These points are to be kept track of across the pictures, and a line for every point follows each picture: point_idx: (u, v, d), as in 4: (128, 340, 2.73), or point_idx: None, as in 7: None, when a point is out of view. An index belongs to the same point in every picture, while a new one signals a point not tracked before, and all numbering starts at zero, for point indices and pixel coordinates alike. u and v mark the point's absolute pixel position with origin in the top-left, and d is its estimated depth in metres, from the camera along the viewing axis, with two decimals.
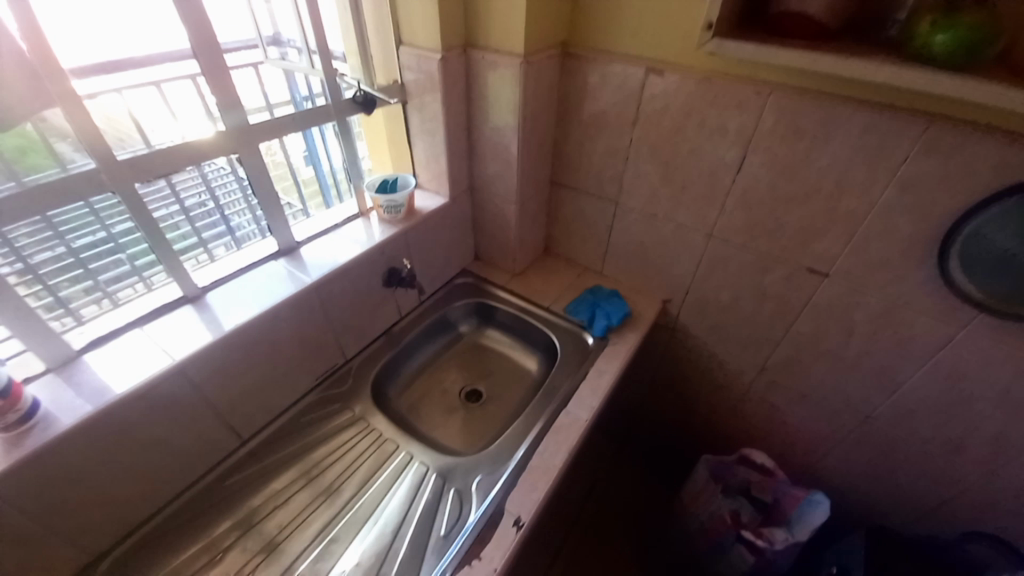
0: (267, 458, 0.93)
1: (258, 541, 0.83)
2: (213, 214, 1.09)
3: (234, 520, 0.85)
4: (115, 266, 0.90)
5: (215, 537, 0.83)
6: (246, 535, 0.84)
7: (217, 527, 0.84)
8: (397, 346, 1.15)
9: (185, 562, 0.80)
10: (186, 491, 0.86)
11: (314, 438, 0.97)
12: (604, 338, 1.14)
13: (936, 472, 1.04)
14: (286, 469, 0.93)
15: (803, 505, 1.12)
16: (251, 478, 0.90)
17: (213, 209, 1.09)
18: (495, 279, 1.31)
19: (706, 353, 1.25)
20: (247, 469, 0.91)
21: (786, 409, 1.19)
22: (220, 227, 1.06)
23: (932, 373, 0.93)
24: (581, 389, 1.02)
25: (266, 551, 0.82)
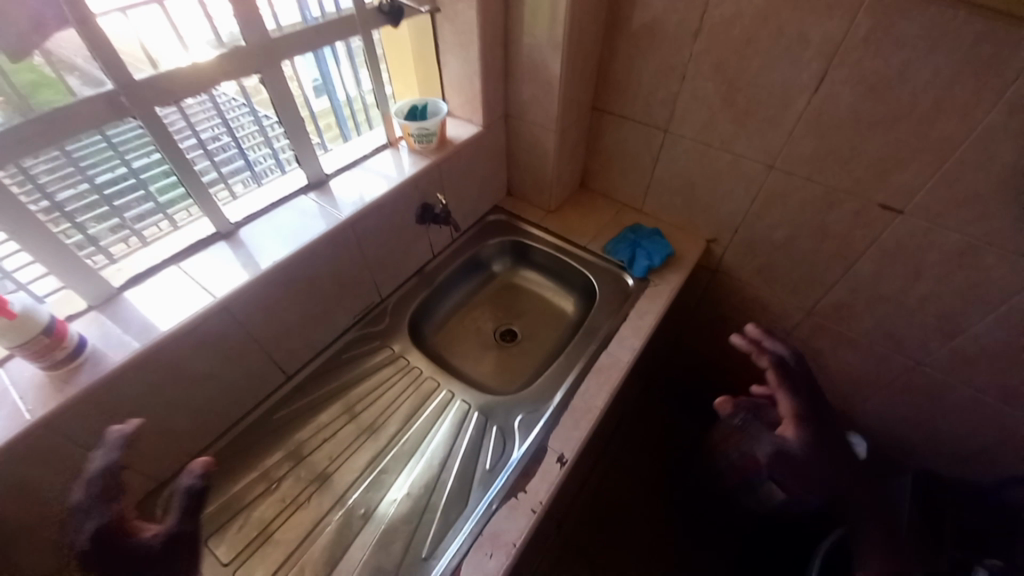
0: (312, 393, 0.95)
1: (311, 472, 0.86)
2: (230, 146, 0.86)
3: (285, 451, 0.88)
4: (140, 204, 0.78)
5: (269, 466, 0.86)
6: (298, 466, 0.87)
7: (271, 457, 0.87)
8: (432, 285, 1.12)
9: (243, 489, 0.83)
10: (236, 424, 0.88)
11: (355, 375, 0.98)
12: (644, 278, 1.10)
13: (986, 419, 1.01)
14: (330, 404, 0.94)
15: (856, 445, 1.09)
16: (299, 412, 0.92)
17: (230, 142, 0.86)
18: (528, 216, 1.25)
19: (749, 295, 1.21)
20: (293, 404, 0.93)
21: (831, 352, 1.16)
22: (239, 161, 0.89)
23: (1003, 320, 0.87)
24: (622, 331, 1.00)
25: (319, 480, 0.85)
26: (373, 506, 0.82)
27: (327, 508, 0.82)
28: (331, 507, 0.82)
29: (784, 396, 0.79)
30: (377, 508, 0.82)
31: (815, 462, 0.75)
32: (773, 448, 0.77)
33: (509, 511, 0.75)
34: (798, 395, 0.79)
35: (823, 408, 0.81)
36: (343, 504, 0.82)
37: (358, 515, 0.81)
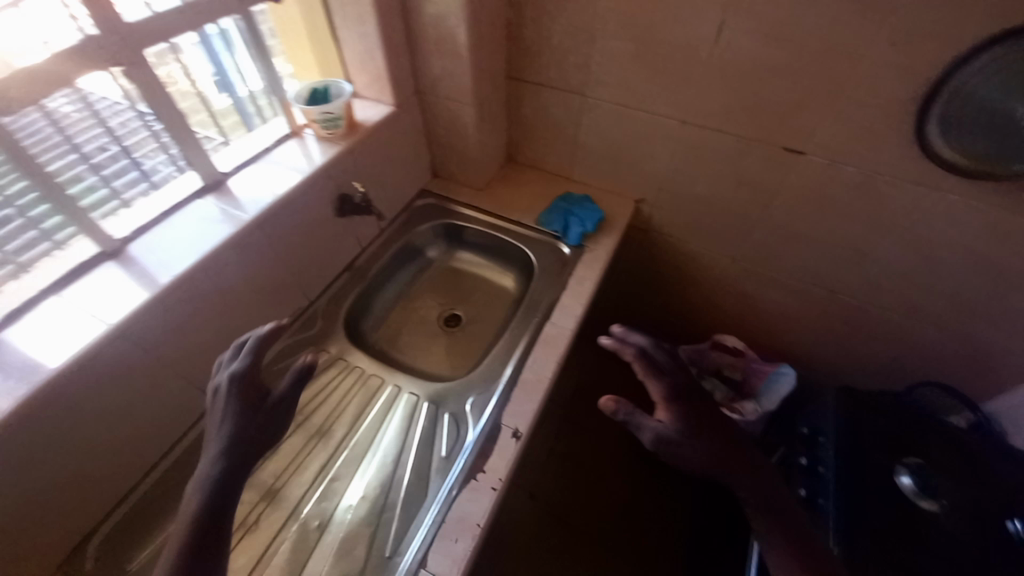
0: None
1: (256, 491, 0.81)
2: (119, 157, 0.78)
3: None
4: (21, 234, 0.69)
5: None
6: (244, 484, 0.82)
7: None
8: (365, 279, 1.07)
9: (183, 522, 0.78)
10: (165, 456, 0.81)
11: None
12: (580, 245, 1.10)
13: (892, 333, 1.12)
14: None
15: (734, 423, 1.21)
16: None
17: (120, 152, 0.77)
18: (457, 196, 1.22)
19: (681, 249, 1.25)
20: None
21: (757, 293, 1.24)
22: (134, 172, 0.80)
23: (900, 242, 0.96)
24: (563, 299, 1.00)
25: (266, 498, 0.80)
26: (328, 515, 0.78)
27: (279, 525, 0.78)
28: (283, 523, 0.78)
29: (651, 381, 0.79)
30: (333, 516, 0.78)
31: (693, 441, 0.75)
32: (653, 436, 0.75)
33: (470, 493, 0.75)
34: (665, 379, 0.80)
35: (694, 392, 0.82)
36: (296, 518, 0.78)
37: (313, 527, 0.77)
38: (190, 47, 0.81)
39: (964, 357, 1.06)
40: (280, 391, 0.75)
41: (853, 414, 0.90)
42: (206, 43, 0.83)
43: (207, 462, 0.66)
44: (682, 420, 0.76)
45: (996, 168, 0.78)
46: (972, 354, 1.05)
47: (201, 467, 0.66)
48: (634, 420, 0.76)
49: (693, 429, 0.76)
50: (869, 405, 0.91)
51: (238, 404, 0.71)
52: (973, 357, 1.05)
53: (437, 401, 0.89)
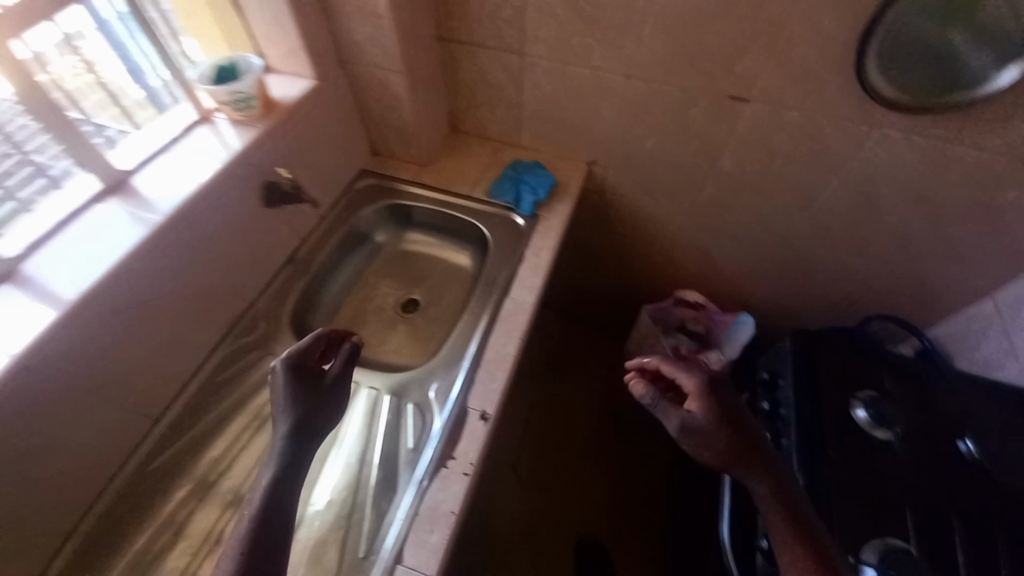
0: (198, 425, 0.82)
1: (223, 496, 0.78)
2: (17, 162, 0.67)
3: (189, 485, 0.78)
4: None
5: (171, 509, 0.76)
6: (205, 497, 0.77)
7: (172, 497, 0.77)
8: (309, 271, 1.00)
9: (146, 543, 0.73)
10: (113, 479, 0.75)
11: (245, 387, 0.87)
12: (534, 215, 1.07)
13: (843, 272, 1.16)
14: (226, 423, 0.84)
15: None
16: (190, 443, 0.81)
17: (17, 157, 0.67)
18: (400, 174, 1.14)
19: (637, 209, 1.23)
20: (179, 436, 0.81)
21: (714, 246, 1.24)
22: (38, 177, 0.70)
23: (846, 182, 0.97)
24: (521, 273, 0.97)
25: (234, 501, 0.77)
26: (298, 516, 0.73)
27: None
28: None
29: (684, 371, 0.78)
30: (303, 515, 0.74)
31: (723, 432, 0.71)
32: (679, 424, 0.74)
33: (442, 482, 0.72)
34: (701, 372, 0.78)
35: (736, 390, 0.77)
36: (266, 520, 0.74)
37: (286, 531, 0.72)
38: (90, 35, 0.71)
39: (909, 287, 1.11)
40: (334, 371, 0.78)
41: (811, 354, 0.91)
42: (104, 24, 0.73)
43: (286, 421, 0.71)
44: (713, 415, 0.72)
45: (937, 102, 0.79)
46: (914, 283, 1.10)
47: (277, 415, 0.71)
48: (660, 408, 0.75)
49: (723, 425, 0.72)
50: (825, 344, 0.92)
51: (295, 378, 0.74)
52: (918, 286, 1.10)
53: (398, 393, 0.85)
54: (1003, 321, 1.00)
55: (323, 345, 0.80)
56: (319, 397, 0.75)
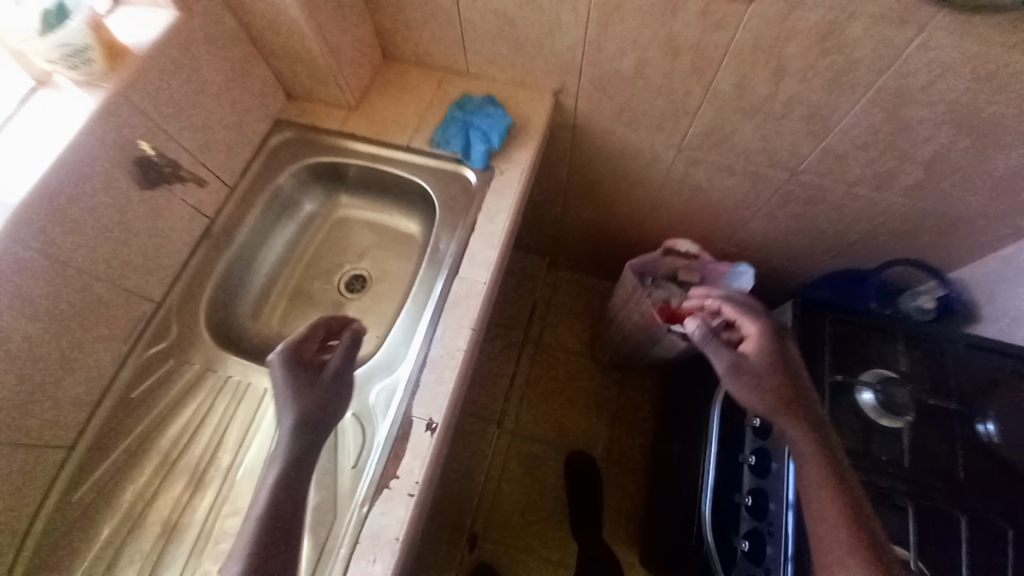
0: (136, 428, 0.70)
1: (185, 474, 0.70)
2: None
3: (150, 465, 0.70)
4: None
5: (131, 497, 0.68)
6: (168, 475, 0.70)
7: (128, 485, 0.68)
8: (230, 250, 0.84)
9: (104, 543, 0.65)
10: (49, 490, 0.64)
11: (187, 375, 0.75)
12: (488, 167, 0.88)
13: (861, 209, 0.98)
14: (177, 402, 0.74)
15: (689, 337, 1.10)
16: (135, 435, 0.70)
17: None
18: (325, 122, 0.94)
19: (618, 145, 1.03)
20: (121, 431, 0.70)
21: (709, 184, 1.06)
22: None
23: (875, 104, 0.77)
24: (474, 241, 0.82)
25: (196, 478, 0.70)
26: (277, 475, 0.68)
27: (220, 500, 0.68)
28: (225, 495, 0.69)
29: (745, 313, 0.79)
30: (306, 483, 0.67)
31: (771, 373, 0.70)
32: (727, 363, 0.75)
33: (384, 506, 0.63)
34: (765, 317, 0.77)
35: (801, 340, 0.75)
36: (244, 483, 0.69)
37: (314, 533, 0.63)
38: None
39: (936, 223, 0.95)
40: (335, 361, 0.69)
41: (814, 326, 0.78)
42: None
43: (283, 422, 0.62)
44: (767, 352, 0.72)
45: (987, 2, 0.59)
46: (940, 221, 0.94)
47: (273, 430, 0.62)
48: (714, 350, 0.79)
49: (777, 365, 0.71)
50: (832, 312, 0.78)
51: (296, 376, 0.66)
52: (948, 222, 0.93)
53: None
54: None
55: (322, 334, 0.71)
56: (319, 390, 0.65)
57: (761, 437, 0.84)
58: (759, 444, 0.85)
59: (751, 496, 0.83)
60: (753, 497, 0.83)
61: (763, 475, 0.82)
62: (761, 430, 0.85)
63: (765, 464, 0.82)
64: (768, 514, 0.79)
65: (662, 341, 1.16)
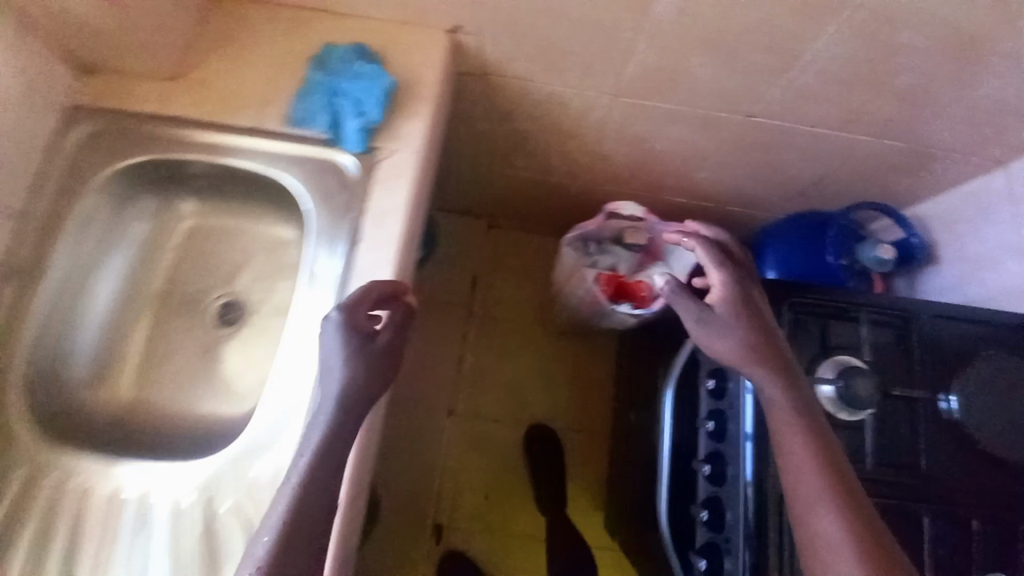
0: None
1: None
2: None
3: None
4: None
5: None
6: None
7: None
8: (27, 318, 0.61)
9: None
10: None
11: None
12: (367, 149, 0.67)
13: (824, 153, 0.85)
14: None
15: (637, 311, 1.02)
16: None
17: None
18: (134, 104, 0.68)
19: (543, 100, 0.82)
20: None
21: (656, 140, 0.88)
22: None
23: (848, 20, 0.62)
24: (359, 256, 0.63)
25: None
26: None
27: None
28: None
29: (711, 259, 0.65)
30: None
31: (745, 329, 0.61)
32: (695, 321, 0.64)
33: None
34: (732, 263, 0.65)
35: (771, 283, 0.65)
36: None
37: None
38: None
39: (903, 161, 0.84)
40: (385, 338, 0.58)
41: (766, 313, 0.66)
42: None
43: (336, 377, 0.55)
44: (732, 293, 0.63)
45: None
46: (910, 155, 0.82)
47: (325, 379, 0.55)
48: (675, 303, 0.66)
49: (745, 308, 0.62)
50: (787, 293, 0.66)
51: (351, 343, 0.56)
52: (916, 159, 0.83)
53: (209, 491, 0.58)
54: (1011, 207, 0.78)
55: (372, 300, 0.58)
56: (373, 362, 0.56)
57: (716, 441, 0.71)
58: (713, 449, 0.71)
59: (705, 509, 0.69)
60: (709, 509, 0.69)
61: (721, 483, 0.69)
62: (716, 434, 0.71)
63: (721, 471, 0.69)
64: (726, 528, 0.66)
65: (611, 315, 1.07)
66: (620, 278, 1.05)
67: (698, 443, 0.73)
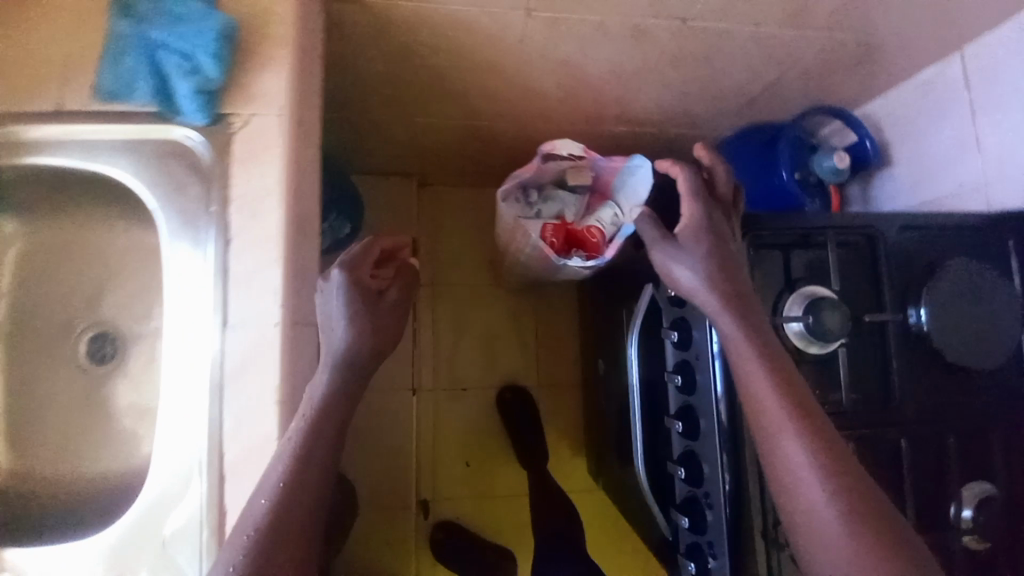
0: None
1: None
2: None
3: None
4: None
5: None
6: None
7: None
8: None
9: None
10: None
11: None
12: (213, 117, 0.52)
13: (770, 57, 0.75)
14: None
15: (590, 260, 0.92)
16: None
17: None
18: None
19: (443, 31, 0.67)
20: None
21: (584, 66, 0.75)
22: None
23: None
24: (233, 260, 0.51)
25: None
26: None
27: None
28: None
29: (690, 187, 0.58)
30: None
31: (712, 266, 0.55)
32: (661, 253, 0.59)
33: None
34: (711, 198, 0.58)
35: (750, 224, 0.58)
36: None
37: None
38: None
39: (854, 56, 0.75)
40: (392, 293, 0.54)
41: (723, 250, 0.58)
42: None
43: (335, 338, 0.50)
44: (705, 219, 0.57)
45: None
46: (863, 47, 0.73)
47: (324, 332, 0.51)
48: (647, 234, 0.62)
49: (717, 236, 0.56)
50: (743, 225, 0.59)
51: (356, 303, 0.52)
52: (867, 52, 0.75)
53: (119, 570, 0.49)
54: (969, 92, 0.73)
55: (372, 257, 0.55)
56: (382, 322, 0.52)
57: (686, 394, 0.65)
58: (684, 402, 0.65)
59: (682, 467, 0.64)
60: (686, 465, 0.65)
61: (694, 437, 0.63)
62: (685, 386, 0.64)
63: (694, 425, 0.64)
64: (704, 481, 0.62)
65: (562, 268, 0.98)
66: (568, 225, 0.95)
67: (669, 399, 0.68)
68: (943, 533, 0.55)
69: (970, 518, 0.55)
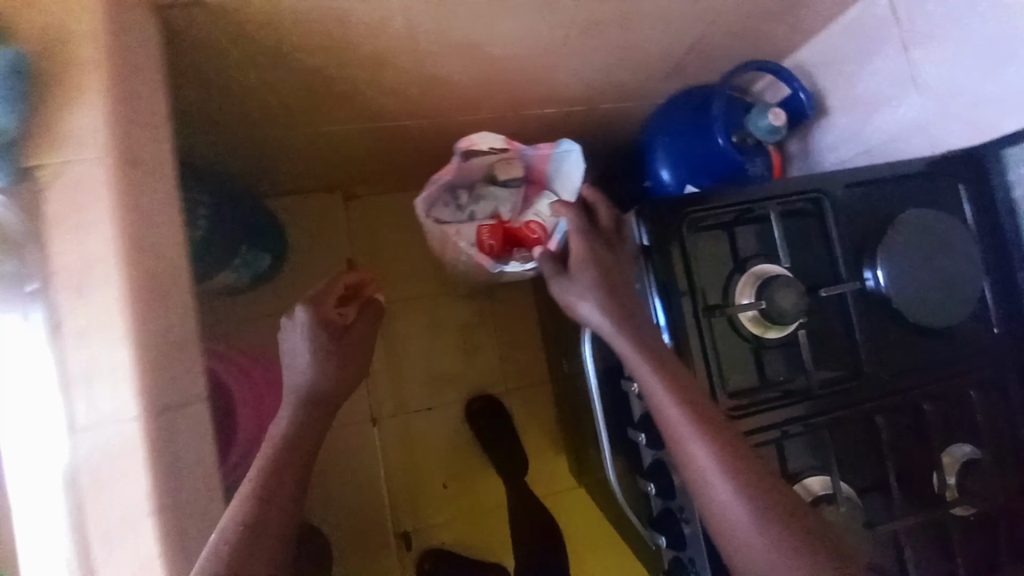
0: None
1: None
2: None
3: None
4: None
5: None
6: None
7: None
8: None
9: None
10: None
11: None
12: (15, 174, 0.42)
13: (687, 15, 0.68)
14: None
15: (528, 261, 0.85)
16: None
17: None
18: None
19: (308, 27, 0.56)
20: None
21: (485, 49, 0.67)
22: None
23: None
24: (67, 350, 0.42)
25: None
26: None
27: None
28: None
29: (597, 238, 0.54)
30: None
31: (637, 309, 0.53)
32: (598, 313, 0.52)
33: None
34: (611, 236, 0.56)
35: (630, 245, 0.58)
36: None
37: None
38: None
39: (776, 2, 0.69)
40: (356, 324, 0.71)
41: (660, 242, 0.52)
42: None
43: (302, 371, 0.62)
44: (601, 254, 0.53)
45: None
46: None
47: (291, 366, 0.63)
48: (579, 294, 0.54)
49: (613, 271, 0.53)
50: (679, 209, 0.53)
51: (320, 338, 0.64)
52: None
53: None
54: (899, 29, 0.69)
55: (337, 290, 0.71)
56: (344, 353, 0.66)
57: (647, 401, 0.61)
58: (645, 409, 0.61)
59: (653, 483, 0.61)
60: (655, 479, 0.61)
61: (659, 447, 0.59)
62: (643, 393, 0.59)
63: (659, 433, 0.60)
64: (676, 494, 0.57)
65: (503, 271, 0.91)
66: (503, 224, 0.87)
67: (632, 407, 0.64)
68: (926, 502, 0.52)
69: (956, 486, 0.52)
